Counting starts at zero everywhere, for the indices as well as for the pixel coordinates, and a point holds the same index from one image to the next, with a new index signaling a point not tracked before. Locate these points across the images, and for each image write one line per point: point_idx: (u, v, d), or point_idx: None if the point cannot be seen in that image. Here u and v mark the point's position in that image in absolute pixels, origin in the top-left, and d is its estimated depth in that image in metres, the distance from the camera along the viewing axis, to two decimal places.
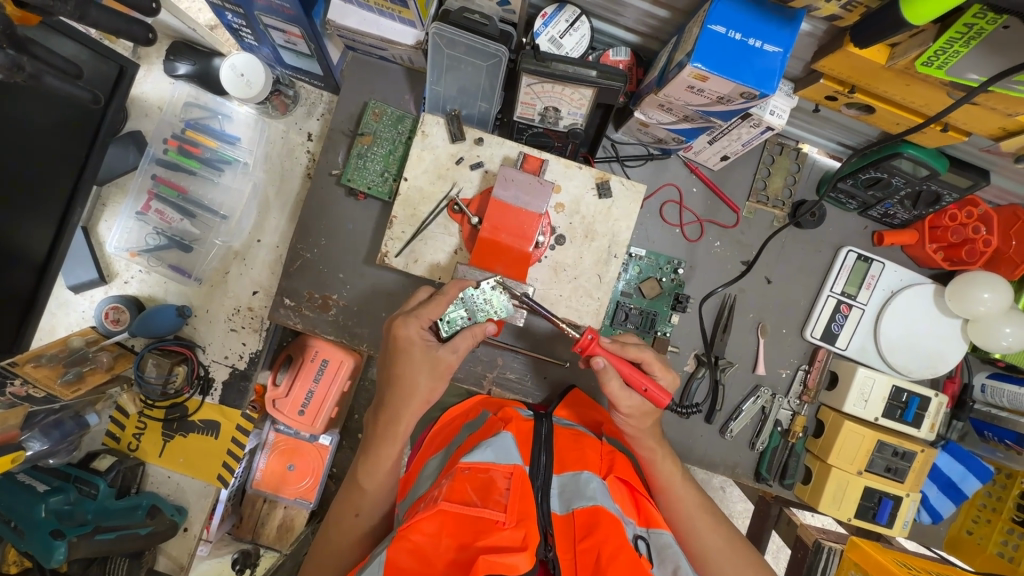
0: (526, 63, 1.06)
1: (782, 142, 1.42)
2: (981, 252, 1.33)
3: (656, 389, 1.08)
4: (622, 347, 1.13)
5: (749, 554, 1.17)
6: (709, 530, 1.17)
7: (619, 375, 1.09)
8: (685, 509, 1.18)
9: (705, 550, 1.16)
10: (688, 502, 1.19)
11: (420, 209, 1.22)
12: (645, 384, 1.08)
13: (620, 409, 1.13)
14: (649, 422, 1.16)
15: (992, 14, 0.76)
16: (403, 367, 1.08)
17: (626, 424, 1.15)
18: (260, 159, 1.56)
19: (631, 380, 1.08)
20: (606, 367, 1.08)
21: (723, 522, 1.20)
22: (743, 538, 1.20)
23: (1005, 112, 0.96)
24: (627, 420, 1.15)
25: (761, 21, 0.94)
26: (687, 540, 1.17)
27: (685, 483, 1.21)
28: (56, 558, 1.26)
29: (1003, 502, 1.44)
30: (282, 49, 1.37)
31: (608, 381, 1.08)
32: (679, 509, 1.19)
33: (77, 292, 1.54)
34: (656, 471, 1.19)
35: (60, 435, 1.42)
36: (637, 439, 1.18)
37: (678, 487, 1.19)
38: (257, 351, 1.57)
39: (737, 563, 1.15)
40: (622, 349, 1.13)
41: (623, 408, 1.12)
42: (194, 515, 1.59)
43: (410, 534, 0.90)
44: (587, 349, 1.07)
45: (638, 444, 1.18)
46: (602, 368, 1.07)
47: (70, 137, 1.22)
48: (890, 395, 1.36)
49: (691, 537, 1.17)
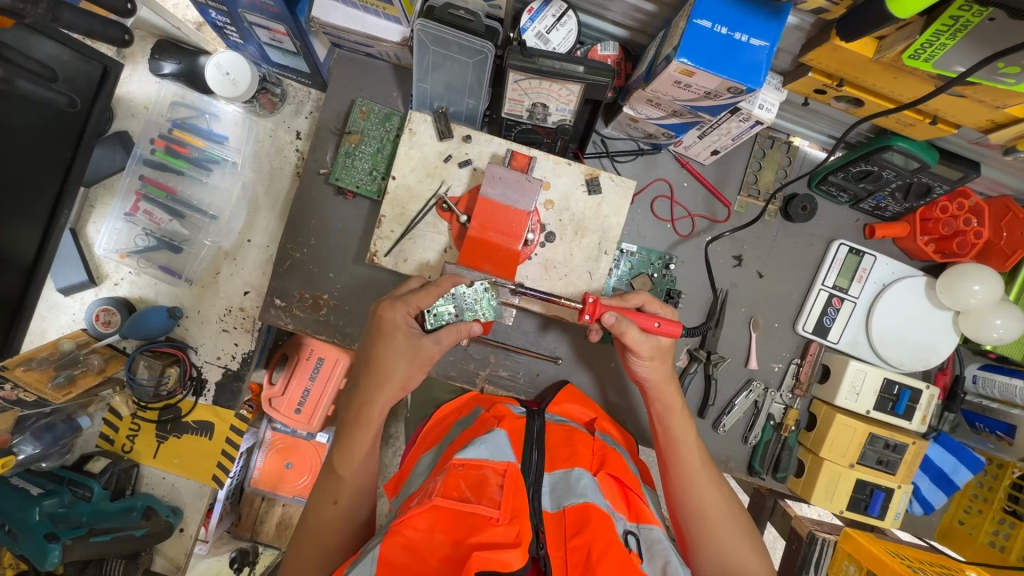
0: (512, 60, 1.05)
1: (773, 136, 1.41)
2: (972, 244, 1.32)
3: (666, 321, 1.13)
4: (623, 298, 1.17)
5: (744, 519, 1.13)
6: (711, 489, 1.13)
7: (633, 324, 1.11)
8: (695, 457, 1.16)
9: (702, 506, 1.12)
10: (697, 461, 1.16)
11: (409, 207, 1.22)
12: (656, 319, 1.12)
13: (640, 355, 1.14)
14: (666, 366, 1.18)
15: (977, 7, 0.75)
16: (390, 367, 1.07)
17: (646, 368, 1.17)
18: (249, 158, 1.55)
19: (642, 323, 1.12)
20: (618, 323, 1.10)
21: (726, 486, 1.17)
22: (741, 505, 1.16)
23: (993, 105, 0.95)
24: (648, 366, 1.16)
25: (748, 15, 0.93)
26: (688, 493, 1.13)
27: (698, 444, 1.18)
28: (50, 561, 1.28)
29: (994, 493, 1.45)
30: (268, 47, 1.35)
31: (626, 331, 1.10)
32: (684, 465, 1.15)
33: (66, 294, 1.53)
34: (672, 424, 1.18)
35: (51, 439, 1.43)
36: (657, 387, 1.19)
37: (690, 443, 1.17)
38: (249, 352, 1.57)
39: (733, 526, 1.10)
40: (623, 299, 1.17)
41: (643, 352, 1.13)
42: (190, 515, 1.61)
43: (403, 530, 0.90)
44: (594, 312, 1.12)
45: (659, 393, 1.19)
46: (616, 325, 1.10)
47: (55, 138, 1.21)
48: (882, 388, 1.36)
49: (689, 493, 1.13)
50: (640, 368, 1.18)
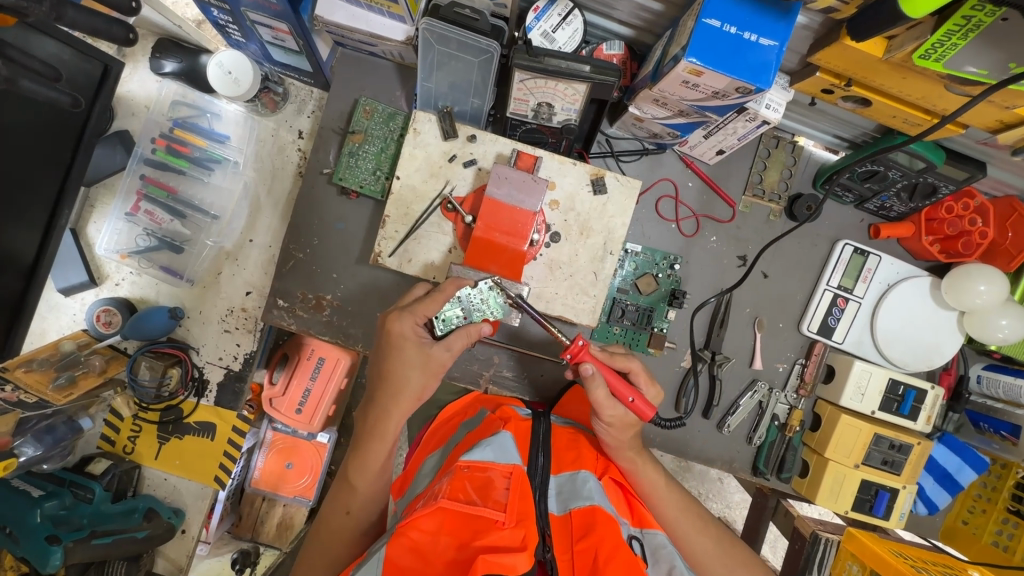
0: (518, 59, 1.04)
1: (778, 135, 1.40)
2: (976, 244, 1.32)
3: (641, 401, 1.08)
4: (610, 357, 1.12)
5: (739, 553, 1.18)
6: (700, 534, 1.17)
7: (604, 383, 1.07)
8: (673, 504, 1.18)
9: (698, 553, 1.16)
10: (675, 508, 1.18)
11: (413, 207, 1.21)
12: (631, 394, 1.08)
13: (603, 418, 1.11)
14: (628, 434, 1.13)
15: (991, 7, 0.74)
16: (404, 378, 1.07)
17: (606, 433, 1.14)
18: (251, 158, 1.54)
19: (615, 390, 1.07)
20: (592, 376, 1.06)
21: (711, 524, 1.19)
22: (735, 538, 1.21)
23: (1002, 106, 0.95)
24: (607, 431, 1.13)
25: (756, 15, 0.92)
26: (680, 544, 1.16)
27: (670, 488, 1.19)
28: (51, 563, 1.26)
29: (998, 493, 1.45)
30: (270, 45, 1.34)
31: (595, 390, 1.06)
32: (667, 517, 1.17)
33: (66, 295, 1.52)
34: (639, 478, 1.17)
35: (53, 441, 1.42)
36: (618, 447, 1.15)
37: (661, 492, 1.18)
38: (251, 352, 1.56)
39: (728, 564, 1.15)
40: (611, 358, 1.12)
41: (604, 416, 1.10)
42: (192, 516, 1.60)
43: (409, 531, 0.89)
44: (577, 356, 1.05)
45: (619, 455, 1.16)
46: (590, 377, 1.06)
47: (56, 139, 1.20)
48: (887, 388, 1.36)
49: (683, 541, 1.16)
50: (598, 427, 1.14)
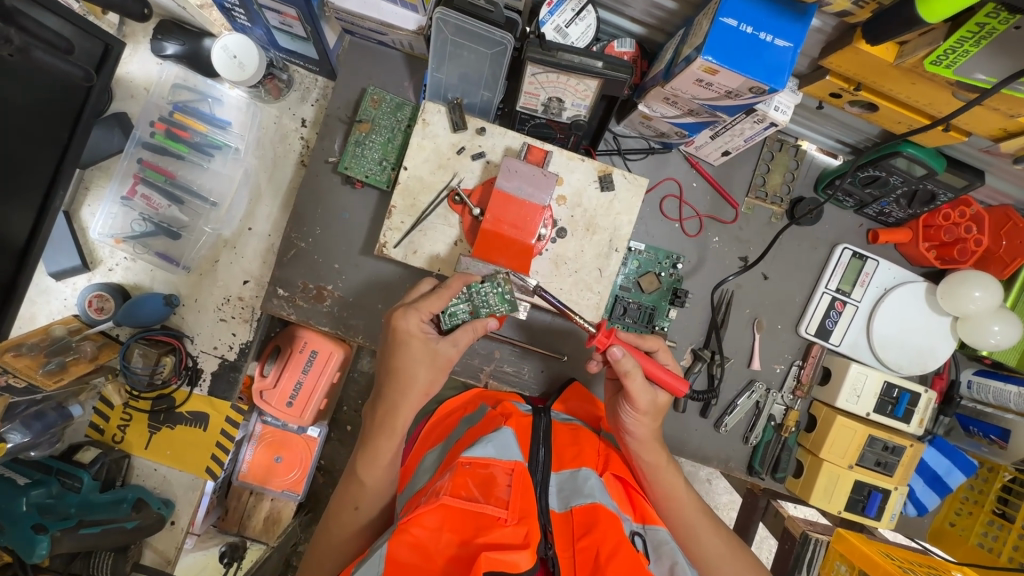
0: (531, 52, 1.04)
1: (782, 139, 1.42)
2: (972, 251, 1.35)
3: (671, 375, 1.10)
4: (640, 339, 1.18)
5: (744, 555, 1.18)
6: (710, 534, 1.17)
7: (638, 369, 1.09)
8: (687, 502, 1.19)
9: (707, 555, 1.15)
10: (691, 506, 1.19)
11: (420, 199, 1.20)
12: (662, 368, 1.11)
13: (636, 405, 1.12)
14: (654, 424, 1.16)
15: (1005, 14, 0.75)
16: (412, 373, 1.06)
17: (637, 422, 1.15)
18: (253, 145, 1.52)
19: (648, 369, 1.10)
20: (629, 370, 1.08)
21: (721, 526, 1.20)
22: (738, 539, 1.21)
23: (1007, 114, 0.97)
24: (638, 420, 1.15)
25: (771, 16, 0.93)
26: (689, 545, 1.17)
27: (687, 488, 1.20)
28: (38, 553, 1.22)
29: (984, 495, 1.49)
30: (276, 31, 1.33)
31: (629, 374, 1.08)
32: (682, 519, 1.18)
33: (58, 279, 1.49)
34: (659, 479, 1.18)
35: (41, 427, 1.38)
36: (640, 442, 1.17)
37: (681, 492, 1.18)
38: (247, 342, 1.54)
39: (738, 566, 1.15)
40: (640, 339, 1.19)
41: (640, 405, 1.12)
42: (181, 508, 1.56)
43: (411, 527, 0.89)
44: (604, 342, 1.07)
45: (642, 449, 1.17)
46: (620, 363, 1.08)
47: (50, 115, 1.15)
48: (881, 391, 1.38)
49: (694, 542, 1.17)
50: (626, 420, 1.16)
